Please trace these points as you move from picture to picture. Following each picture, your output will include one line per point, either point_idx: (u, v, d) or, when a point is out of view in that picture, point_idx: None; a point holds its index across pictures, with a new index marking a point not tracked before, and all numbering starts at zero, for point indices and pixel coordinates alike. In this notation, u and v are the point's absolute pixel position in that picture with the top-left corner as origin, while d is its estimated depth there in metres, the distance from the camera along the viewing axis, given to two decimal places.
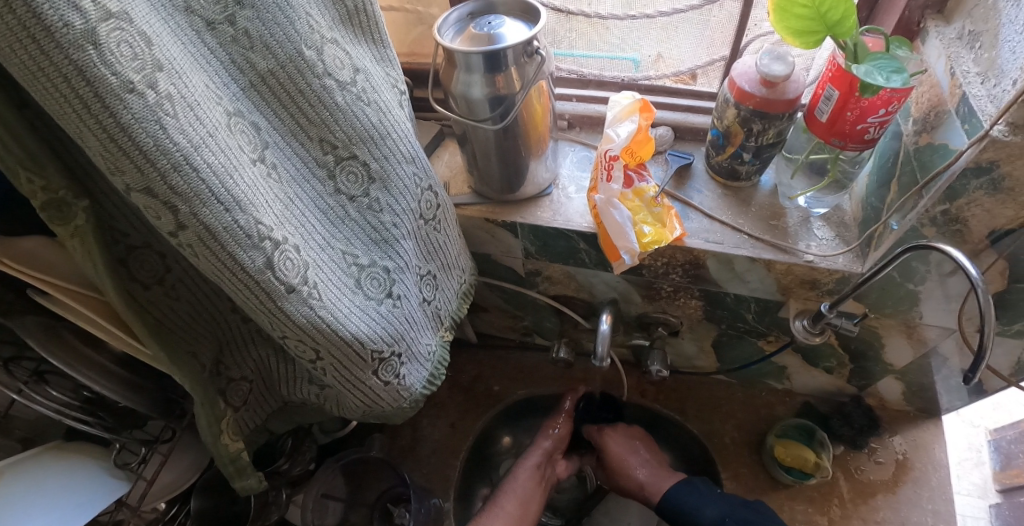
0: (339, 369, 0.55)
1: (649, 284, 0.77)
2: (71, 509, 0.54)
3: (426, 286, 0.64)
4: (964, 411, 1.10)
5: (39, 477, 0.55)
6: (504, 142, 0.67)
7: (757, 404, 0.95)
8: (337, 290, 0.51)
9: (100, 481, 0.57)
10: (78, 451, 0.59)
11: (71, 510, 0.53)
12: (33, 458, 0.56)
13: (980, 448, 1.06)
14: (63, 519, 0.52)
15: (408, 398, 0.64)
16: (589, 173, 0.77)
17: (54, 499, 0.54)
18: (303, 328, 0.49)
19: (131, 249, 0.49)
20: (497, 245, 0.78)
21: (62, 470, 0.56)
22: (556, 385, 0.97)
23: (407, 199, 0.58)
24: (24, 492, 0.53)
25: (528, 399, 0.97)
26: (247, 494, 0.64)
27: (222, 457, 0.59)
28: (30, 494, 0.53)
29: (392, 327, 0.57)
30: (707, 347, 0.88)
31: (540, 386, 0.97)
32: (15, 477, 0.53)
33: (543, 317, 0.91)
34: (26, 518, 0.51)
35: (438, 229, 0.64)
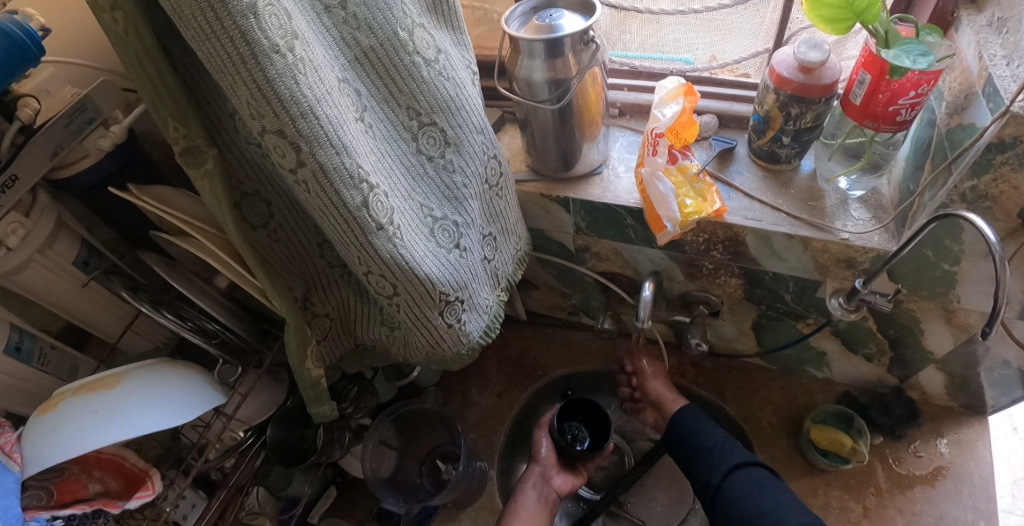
0: (412, 307, 0.62)
1: (691, 261, 0.81)
2: (140, 431, 0.56)
3: (487, 245, 0.70)
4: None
5: (97, 387, 0.57)
6: (561, 124, 0.74)
7: (796, 392, 0.97)
8: (415, 235, 0.59)
9: (176, 402, 0.60)
10: (186, 363, 0.65)
11: (184, 407, 0.60)
12: (149, 364, 0.62)
13: None
14: (177, 414, 0.59)
15: (467, 345, 0.70)
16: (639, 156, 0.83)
17: (172, 394, 0.60)
18: (387, 263, 0.57)
19: (245, 195, 0.59)
20: (551, 220, 0.83)
21: (176, 374, 0.63)
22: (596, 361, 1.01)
23: (475, 165, 0.66)
24: (147, 387, 0.59)
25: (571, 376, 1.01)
26: (322, 421, 0.71)
27: (305, 381, 0.66)
28: (84, 408, 0.55)
29: (458, 274, 0.64)
30: (746, 329, 0.91)
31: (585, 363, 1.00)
32: (137, 377, 0.60)
33: (588, 295, 0.94)
34: (144, 411, 0.57)
35: (500, 195, 0.71)
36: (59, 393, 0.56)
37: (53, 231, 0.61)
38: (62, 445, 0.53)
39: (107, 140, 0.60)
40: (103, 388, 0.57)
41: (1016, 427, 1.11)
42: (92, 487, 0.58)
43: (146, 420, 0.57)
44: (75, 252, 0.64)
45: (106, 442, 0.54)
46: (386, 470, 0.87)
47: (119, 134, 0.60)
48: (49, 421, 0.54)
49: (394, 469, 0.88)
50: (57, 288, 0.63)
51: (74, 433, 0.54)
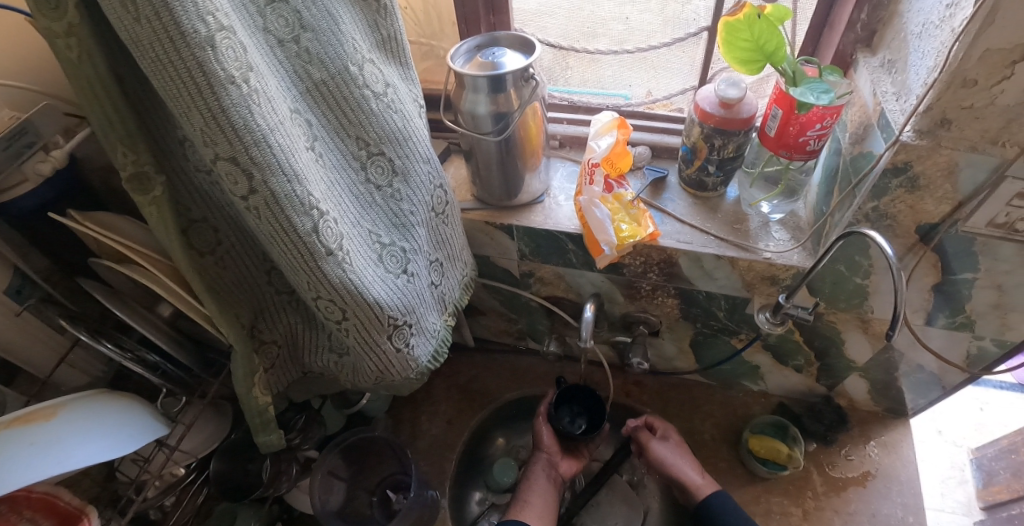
0: (361, 331, 0.63)
1: (630, 283, 0.85)
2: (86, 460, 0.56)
3: (434, 271, 0.73)
4: (947, 432, 1.19)
5: (29, 420, 0.55)
6: (504, 154, 0.78)
7: (735, 405, 1.02)
8: (364, 260, 0.61)
9: (116, 433, 0.60)
10: (125, 395, 0.65)
11: (125, 441, 0.60)
12: (83, 396, 0.61)
13: (963, 467, 1.14)
14: (118, 447, 0.59)
15: (415, 369, 0.71)
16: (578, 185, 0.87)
17: (111, 427, 0.60)
18: (336, 287, 0.58)
19: (191, 222, 0.59)
20: (495, 247, 0.85)
21: (112, 407, 0.62)
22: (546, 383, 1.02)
23: (423, 193, 0.69)
24: (85, 420, 0.58)
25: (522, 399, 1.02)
26: (268, 451, 0.70)
27: (251, 409, 0.65)
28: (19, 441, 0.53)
29: (406, 298, 0.66)
30: (686, 347, 0.95)
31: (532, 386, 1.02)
32: (72, 410, 0.58)
33: (535, 320, 0.97)
34: (85, 443, 0.56)
35: (446, 223, 0.74)
36: None
37: None
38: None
39: (48, 164, 0.61)
40: (38, 419, 0.55)
41: (940, 430, 1.19)
42: None
43: (88, 452, 0.56)
44: (7, 282, 0.65)
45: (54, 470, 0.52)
46: (336, 501, 0.85)
47: (60, 159, 0.62)
48: None
49: (343, 500, 0.87)
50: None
51: (14, 466, 0.51)
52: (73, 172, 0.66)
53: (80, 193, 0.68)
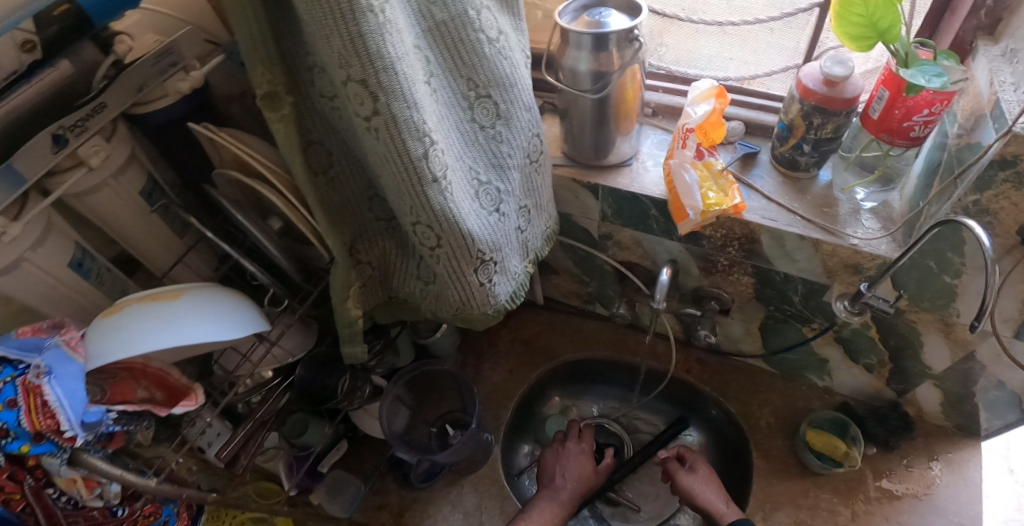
0: (452, 260, 0.67)
1: (707, 256, 0.86)
2: (188, 340, 0.61)
3: (522, 216, 0.76)
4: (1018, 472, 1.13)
5: (157, 299, 0.63)
6: (598, 114, 0.80)
7: (796, 397, 1.01)
8: (463, 193, 0.65)
9: (226, 318, 0.66)
10: (236, 290, 0.71)
11: (232, 325, 0.65)
12: (203, 286, 0.68)
13: None
14: (225, 329, 0.64)
15: (494, 306, 0.74)
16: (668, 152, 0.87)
17: (222, 312, 0.66)
18: (437, 214, 0.63)
19: (310, 143, 0.63)
20: (578, 205, 0.88)
21: (226, 297, 0.68)
22: (609, 350, 1.03)
23: (521, 139, 0.72)
24: (200, 304, 0.65)
25: (581, 361, 1.04)
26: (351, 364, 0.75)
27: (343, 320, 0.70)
28: (144, 315, 0.61)
29: (496, 235, 0.70)
30: (754, 329, 0.95)
31: (592, 349, 1.03)
32: (191, 295, 0.66)
33: (606, 284, 0.99)
34: (198, 322, 0.63)
35: (539, 172, 0.76)
36: (124, 300, 0.63)
37: (125, 161, 0.69)
38: (121, 345, 0.59)
39: (186, 83, 0.69)
40: (163, 299, 0.63)
41: (1011, 469, 1.13)
42: (139, 393, 0.64)
43: (198, 330, 0.62)
44: (141, 184, 0.72)
45: (158, 345, 0.59)
46: (399, 426, 0.91)
47: (197, 80, 0.69)
48: (116, 320, 0.61)
49: (408, 425, 0.93)
50: (122, 215, 0.71)
51: (134, 336, 0.59)
52: (205, 93, 0.73)
53: (206, 110, 0.74)
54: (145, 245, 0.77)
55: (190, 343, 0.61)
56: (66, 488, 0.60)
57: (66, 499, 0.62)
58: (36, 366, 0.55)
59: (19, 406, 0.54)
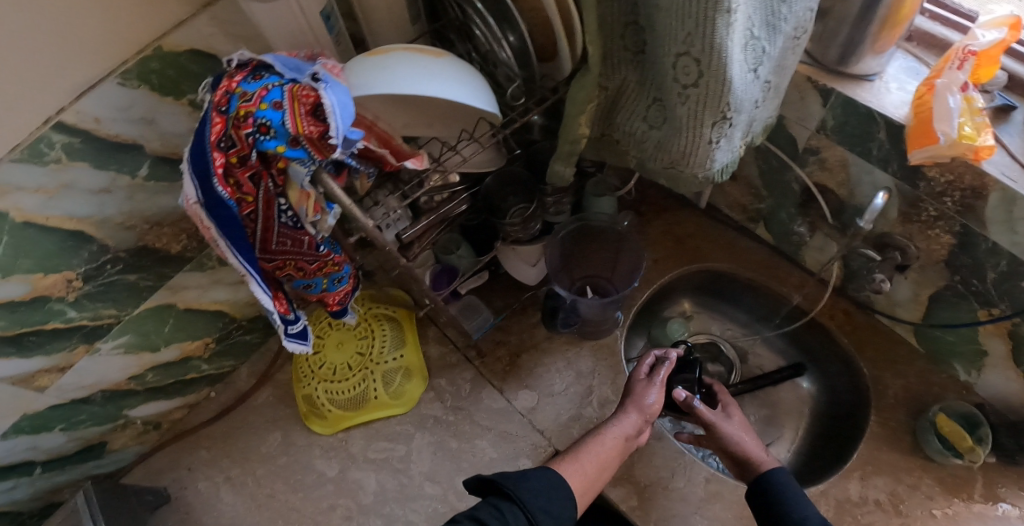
0: (698, 106, 0.66)
1: (915, 202, 0.83)
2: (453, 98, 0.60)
3: (762, 91, 0.73)
4: None
5: (423, 53, 0.61)
6: (867, 14, 0.73)
7: (931, 381, 0.97)
8: (738, 39, 0.62)
9: (476, 90, 0.63)
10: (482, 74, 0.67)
11: (479, 99, 0.62)
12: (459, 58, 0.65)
13: None
14: (473, 99, 0.62)
15: (706, 171, 0.74)
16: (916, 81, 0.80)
17: (473, 84, 0.63)
18: (711, 51, 0.60)
19: None
20: (800, 109, 0.86)
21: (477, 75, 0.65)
22: (755, 271, 1.05)
23: (797, 6, 0.67)
24: (458, 69, 0.62)
25: (728, 272, 1.07)
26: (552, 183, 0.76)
27: (570, 135, 0.70)
28: (414, 64, 0.60)
29: (744, 97, 0.67)
30: (923, 297, 0.93)
31: (741, 265, 1.06)
32: (450, 59, 0.63)
33: (783, 205, 1.00)
34: (451, 82, 0.60)
35: (793, 50, 0.72)
36: (390, 46, 0.62)
37: None
38: (395, 85, 0.58)
39: None
40: (427, 53, 0.61)
41: None
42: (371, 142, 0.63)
43: (450, 89, 0.60)
44: None
45: (431, 90, 0.59)
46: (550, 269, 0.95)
47: None
48: (383, 59, 0.60)
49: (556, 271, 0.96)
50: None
51: (407, 78, 0.58)
52: None
53: None
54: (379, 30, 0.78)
55: (440, 98, 0.59)
56: (295, 201, 0.60)
57: (289, 216, 0.63)
58: (311, 77, 0.56)
59: (284, 109, 0.55)
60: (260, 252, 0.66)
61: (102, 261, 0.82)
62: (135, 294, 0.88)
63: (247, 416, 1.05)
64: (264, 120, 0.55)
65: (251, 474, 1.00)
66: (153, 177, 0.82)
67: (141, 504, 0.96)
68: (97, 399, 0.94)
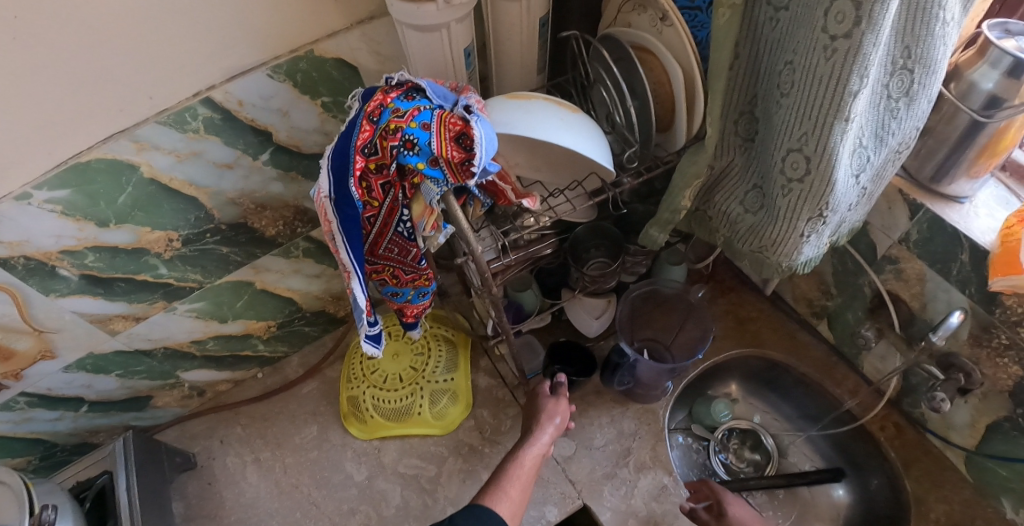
0: (799, 199, 0.70)
1: (987, 326, 0.83)
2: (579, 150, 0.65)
3: (858, 198, 0.77)
4: None
5: (561, 106, 0.68)
6: (964, 139, 0.78)
7: (975, 513, 0.93)
8: (848, 145, 0.66)
9: (600, 147, 0.68)
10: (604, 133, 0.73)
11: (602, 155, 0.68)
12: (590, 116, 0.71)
13: None
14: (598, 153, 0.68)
15: (792, 261, 0.77)
16: (1006, 210, 0.83)
17: (597, 140, 0.68)
18: (822, 152, 0.65)
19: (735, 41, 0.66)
20: (884, 218, 0.89)
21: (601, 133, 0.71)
22: (810, 368, 1.07)
23: (904, 125, 0.72)
24: (588, 125, 0.68)
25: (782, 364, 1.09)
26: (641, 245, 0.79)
27: (672, 205, 0.74)
28: (552, 113, 0.66)
29: (842, 199, 0.71)
30: (980, 425, 0.91)
31: (800, 360, 1.08)
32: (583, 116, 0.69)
33: (848, 307, 1.01)
34: (583, 136, 0.66)
35: (892, 165, 0.77)
36: (534, 93, 0.68)
37: None
38: (532, 128, 0.64)
39: None
40: (567, 106, 0.68)
41: None
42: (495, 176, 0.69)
43: (582, 142, 0.66)
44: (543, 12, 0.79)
45: (563, 139, 0.64)
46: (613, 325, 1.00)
47: None
48: (527, 104, 0.66)
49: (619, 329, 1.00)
50: (518, 30, 0.79)
51: (544, 125, 0.65)
52: None
53: None
54: (510, 71, 0.85)
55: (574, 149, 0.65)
56: (416, 214, 0.66)
57: (404, 227, 0.68)
58: (459, 109, 0.61)
59: (431, 131, 0.60)
60: (369, 253, 0.71)
61: (204, 230, 0.87)
62: (222, 266, 0.93)
63: (287, 404, 1.08)
64: (411, 137, 0.60)
65: (280, 461, 1.01)
66: (271, 164, 0.88)
67: (171, 464, 0.97)
68: (157, 355, 0.98)
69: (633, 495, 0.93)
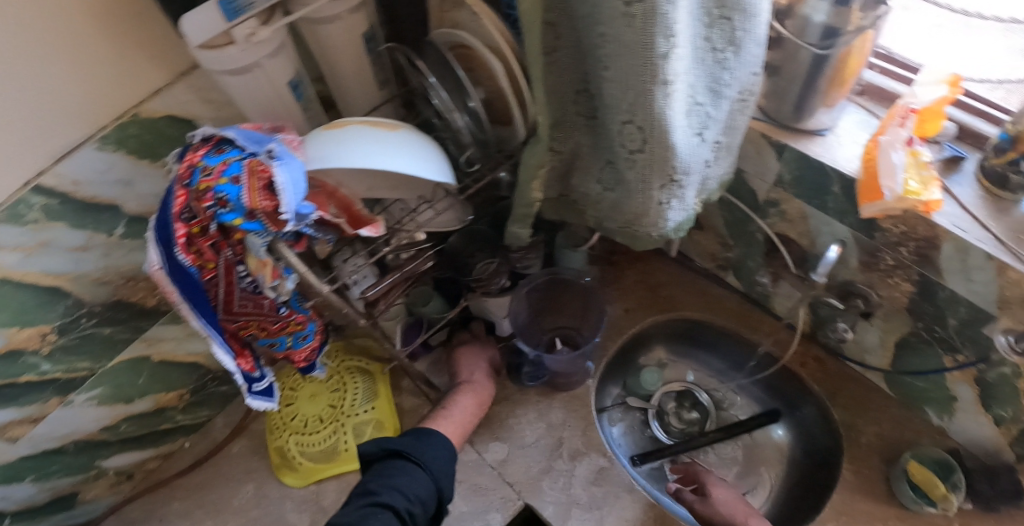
0: (646, 169, 0.68)
1: (873, 251, 0.85)
2: (404, 171, 0.64)
3: (714, 152, 0.76)
4: None
5: (379, 126, 0.65)
6: (812, 74, 0.77)
7: (905, 426, 0.97)
8: (680, 106, 0.65)
9: (431, 161, 0.67)
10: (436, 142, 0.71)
11: (432, 169, 0.66)
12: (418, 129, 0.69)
13: None
14: (426, 169, 0.65)
15: (662, 229, 0.76)
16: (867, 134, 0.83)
17: (426, 155, 0.66)
18: (652, 120, 0.63)
19: (548, 22, 0.63)
20: (756, 163, 0.89)
21: (432, 146, 0.69)
22: (726, 319, 1.07)
23: (741, 73, 0.71)
24: (413, 141, 0.66)
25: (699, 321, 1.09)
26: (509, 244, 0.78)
27: (524, 200, 0.73)
28: (367, 137, 0.64)
29: (692, 159, 0.70)
30: (890, 343, 0.93)
31: (715, 314, 1.08)
32: (406, 132, 0.67)
33: (749, 254, 1.02)
34: (404, 155, 0.64)
35: (742, 112, 0.76)
36: (349, 119, 0.65)
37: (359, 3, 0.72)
38: (347, 157, 0.62)
39: None
40: (383, 127, 0.65)
41: None
42: (331, 209, 0.68)
43: (403, 162, 0.64)
44: (365, 28, 0.76)
45: (382, 164, 0.62)
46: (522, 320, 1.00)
47: None
48: (340, 134, 0.64)
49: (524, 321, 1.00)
50: (344, 51, 0.76)
51: (358, 151, 0.62)
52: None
53: None
54: (349, 92, 0.82)
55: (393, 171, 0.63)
56: (254, 268, 0.62)
57: (248, 281, 0.65)
58: (268, 152, 0.60)
59: (241, 184, 0.58)
60: (223, 313, 0.67)
61: (78, 315, 0.83)
62: (109, 347, 0.89)
63: (220, 468, 1.05)
64: (223, 193, 0.58)
65: None
66: (128, 235, 0.83)
67: None
68: (67, 450, 0.94)
69: (572, 484, 0.92)
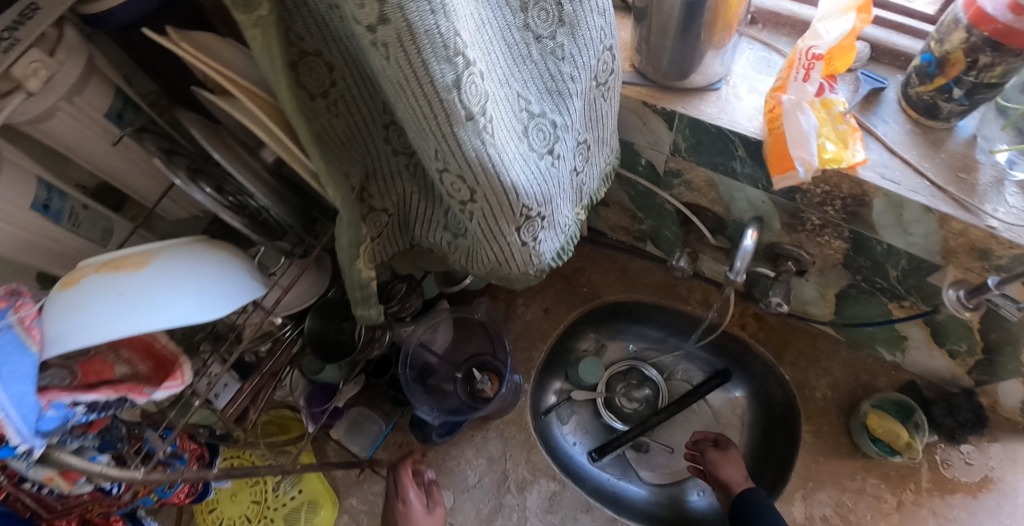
0: (487, 217, 0.52)
1: (796, 213, 0.72)
2: (181, 321, 0.44)
3: (580, 155, 0.61)
4: None
5: (122, 268, 0.45)
6: (686, 23, 0.59)
7: (859, 368, 0.91)
8: (507, 132, 0.48)
9: (217, 292, 0.48)
10: (222, 247, 0.53)
11: (221, 302, 0.47)
12: (186, 247, 0.50)
13: None
14: (212, 306, 0.46)
15: (537, 265, 0.62)
16: (767, 76, 0.69)
17: (208, 285, 0.47)
18: (470, 165, 0.46)
19: (303, 54, 0.42)
20: (646, 134, 0.74)
21: (213, 265, 0.50)
22: (656, 296, 0.97)
23: (588, 54, 0.54)
24: (183, 273, 0.47)
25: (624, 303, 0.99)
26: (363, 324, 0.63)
27: (353, 281, 0.57)
28: (105, 289, 0.42)
29: (546, 185, 0.54)
30: (829, 296, 0.84)
31: (640, 292, 0.98)
32: (168, 261, 0.47)
33: (663, 223, 0.89)
34: (172, 299, 0.44)
35: (605, 97, 0.60)
36: (81, 268, 0.44)
37: None
38: (75, 333, 0.40)
39: None
40: (127, 268, 0.45)
41: None
42: (120, 369, 0.45)
43: (173, 309, 0.44)
44: None
45: (127, 333, 0.41)
46: (434, 356, 0.89)
47: None
48: (67, 297, 0.42)
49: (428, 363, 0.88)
50: None
51: (94, 316, 0.41)
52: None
53: None
54: None
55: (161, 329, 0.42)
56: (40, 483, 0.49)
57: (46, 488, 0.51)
58: None
59: None
60: (45, 515, 0.55)
61: None
62: None
63: None
64: None
65: None
66: None
67: None
68: None
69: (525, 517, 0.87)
